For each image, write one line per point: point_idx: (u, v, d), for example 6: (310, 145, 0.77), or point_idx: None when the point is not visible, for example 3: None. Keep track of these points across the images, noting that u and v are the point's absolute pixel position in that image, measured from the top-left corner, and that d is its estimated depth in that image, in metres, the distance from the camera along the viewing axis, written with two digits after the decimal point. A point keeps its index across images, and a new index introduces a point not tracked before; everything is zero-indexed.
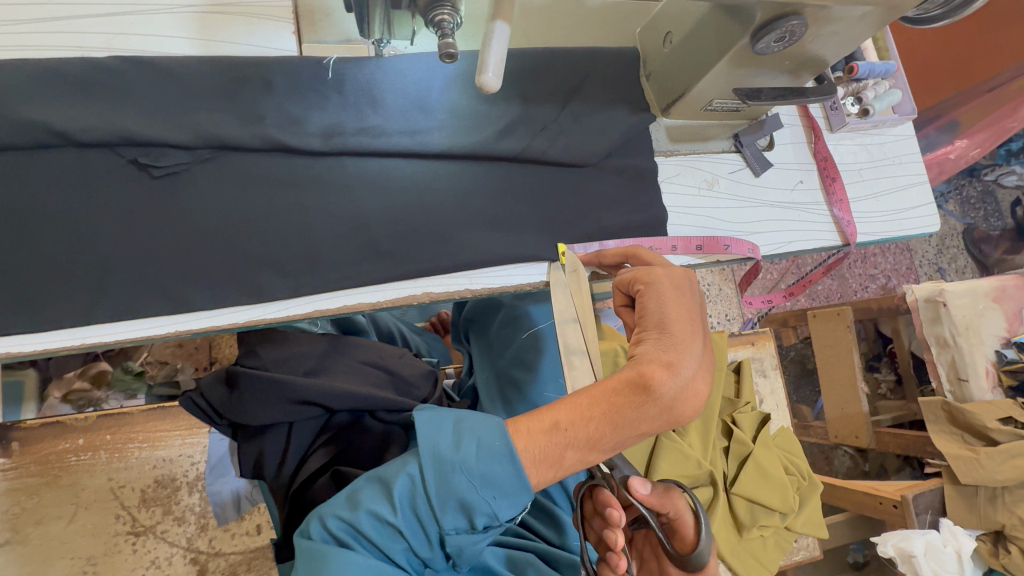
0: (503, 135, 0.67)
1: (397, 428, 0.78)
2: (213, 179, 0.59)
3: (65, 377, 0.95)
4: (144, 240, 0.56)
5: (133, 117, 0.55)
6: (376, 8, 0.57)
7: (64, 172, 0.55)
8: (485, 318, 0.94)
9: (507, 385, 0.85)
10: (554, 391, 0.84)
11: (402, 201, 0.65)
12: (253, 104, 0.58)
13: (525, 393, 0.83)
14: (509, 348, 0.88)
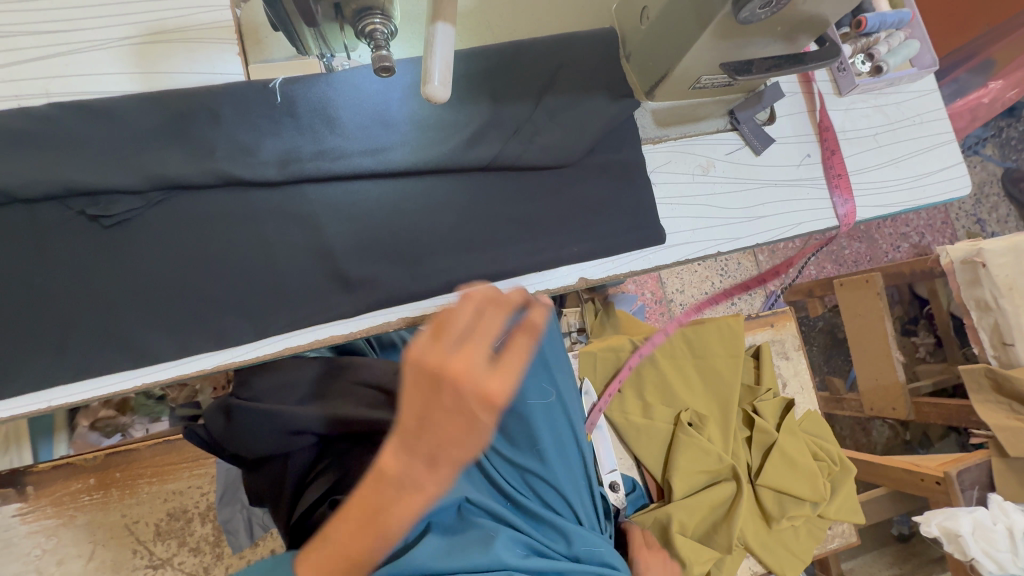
0: (471, 141, 0.62)
1: None
2: (168, 222, 0.56)
3: (89, 406, 0.91)
4: (102, 293, 0.55)
5: (76, 167, 0.53)
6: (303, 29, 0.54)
7: (19, 231, 0.54)
8: None
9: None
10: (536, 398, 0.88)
11: (368, 222, 0.60)
12: (201, 139, 0.56)
13: (508, 403, 0.87)
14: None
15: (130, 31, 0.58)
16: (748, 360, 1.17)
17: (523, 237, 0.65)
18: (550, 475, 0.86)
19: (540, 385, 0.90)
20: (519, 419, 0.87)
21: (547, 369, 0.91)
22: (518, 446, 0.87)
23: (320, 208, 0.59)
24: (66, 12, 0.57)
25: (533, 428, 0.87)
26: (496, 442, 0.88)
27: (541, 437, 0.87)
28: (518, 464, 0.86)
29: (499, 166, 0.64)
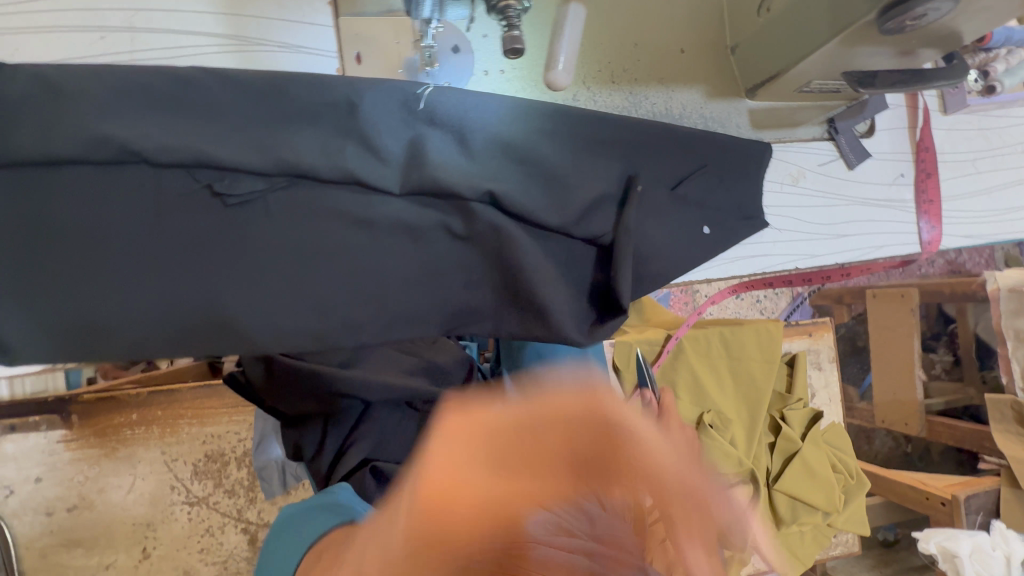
0: (562, 123, 0.59)
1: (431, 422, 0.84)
2: (289, 210, 0.54)
3: None
4: (186, 263, 0.52)
5: (151, 116, 0.49)
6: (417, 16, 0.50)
7: (96, 188, 0.50)
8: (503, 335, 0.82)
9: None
10: None
11: (452, 204, 0.57)
12: (303, 106, 0.52)
13: None
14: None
15: None
16: (782, 367, 1.17)
17: (609, 245, 0.62)
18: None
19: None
20: None
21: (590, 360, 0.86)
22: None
23: (408, 181, 0.56)
24: None
25: None
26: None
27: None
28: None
29: (584, 160, 0.60)
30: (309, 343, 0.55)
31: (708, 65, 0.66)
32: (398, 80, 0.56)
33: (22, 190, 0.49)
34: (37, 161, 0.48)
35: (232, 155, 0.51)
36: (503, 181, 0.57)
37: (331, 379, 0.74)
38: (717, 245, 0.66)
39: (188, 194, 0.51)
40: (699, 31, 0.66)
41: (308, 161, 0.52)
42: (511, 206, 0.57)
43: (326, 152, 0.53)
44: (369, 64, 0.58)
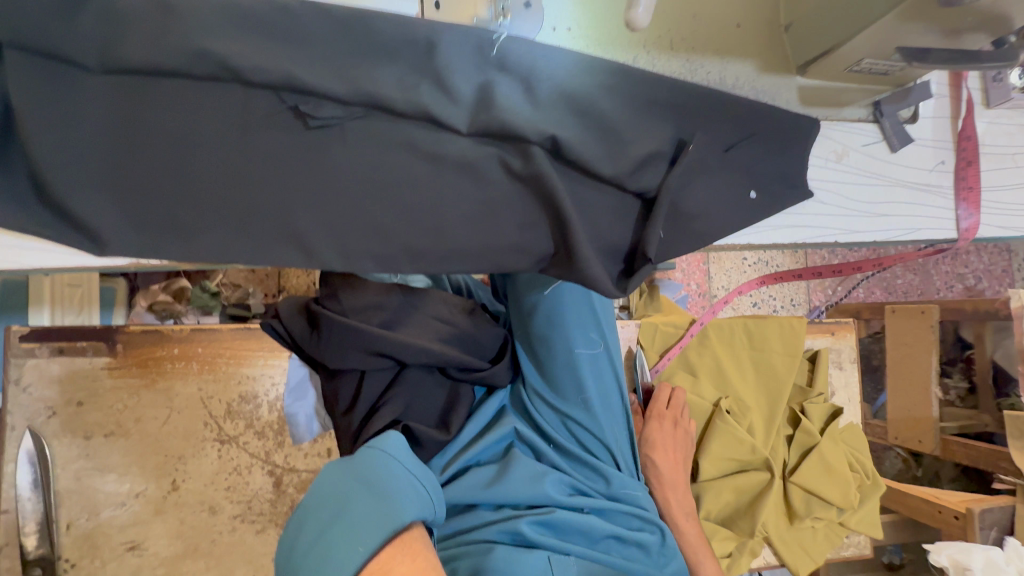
0: (627, 84, 0.62)
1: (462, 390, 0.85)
2: (363, 137, 0.58)
3: (149, 292, 1.20)
4: (266, 179, 0.56)
5: (249, 35, 0.53)
6: None
7: (194, 101, 0.54)
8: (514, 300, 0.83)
9: (540, 346, 0.82)
10: (585, 346, 0.82)
11: (513, 149, 0.60)
12: (384, 36, 0.56)
13: (557, 354, 0.81)
14: (536, 316, 0.80)
15: None
16: (803, 363, 1.18)
17: (653, 201, 0.64)
18: (593, 424, 0.84)
19: (586, 335, 0.82)
20: (565, 369, 0.82)
21: (593, 321, 0.82)
22: (563, 394, 0.83)
23: (474, 121, 0.58)
24: None
25: (580, 377, 0.82)
26: (542, 388, 0.85)
27: (588, 388, 0.82)
28: (559, 410, 0.84)
29: (642, 117, 0.63)
30: (370, 266, 0.58)
31: (761, 42, 0.69)
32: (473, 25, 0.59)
33: (127, 98, 0.53)
34: (144, 69, 0.52)
35: (317, 78, 0.54)
36: (563, 128, 0.60)
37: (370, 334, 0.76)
38: (763, 212, 0.68)
39: (274, 113, 0.55)
40: (755, 8, 0.69)
41: (386, 93, 0.55)
42: (570, 152, 0.60)
43: (402, 86, 0.56)
44: (445, 12, 0.61)
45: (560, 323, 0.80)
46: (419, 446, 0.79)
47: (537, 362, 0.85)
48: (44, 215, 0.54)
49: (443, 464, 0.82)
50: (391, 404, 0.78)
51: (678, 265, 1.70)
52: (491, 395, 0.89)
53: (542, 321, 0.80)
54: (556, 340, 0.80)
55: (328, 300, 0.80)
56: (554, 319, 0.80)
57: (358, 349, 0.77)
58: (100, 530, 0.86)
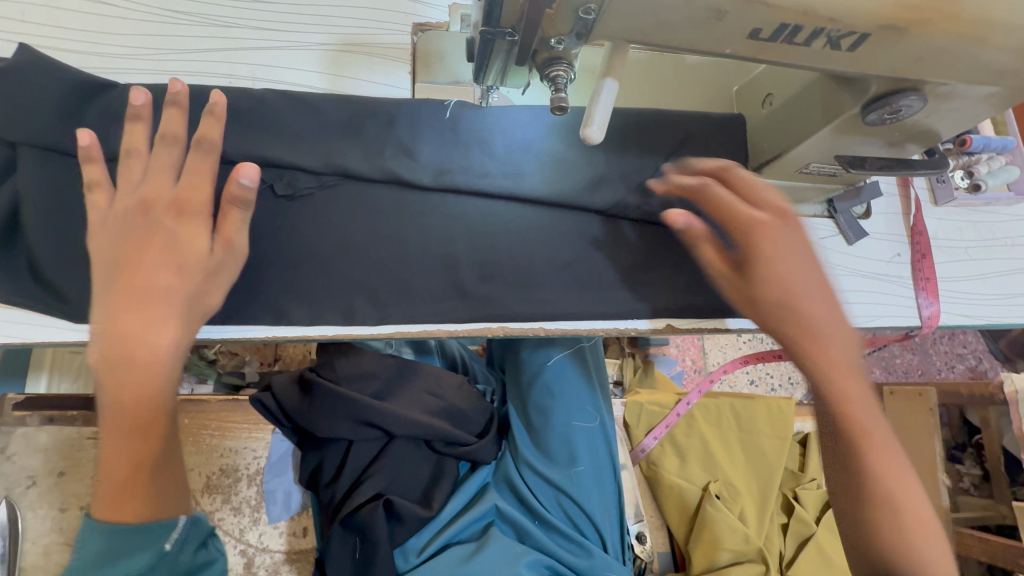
0: (594, 185, 0.68)
1: (447, 462, 0.86)
2: (337, 205, 0.64)
3: None
4: (258, 260, 0.62)
5: (258, 140, 0.61)
6: (495, 65, 0.54)
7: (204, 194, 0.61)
8: (514, 368, 0.88)
9: (535, 414, 0.85)
10: (580, 419, 0.84)
11: (491, 236, 0.67)
12: (375, 138, 0.64)
13: (552, 422, 0.83)
14: (535, 383, 0.84)
15: (327, 41, 0.70)
16: (795, 446, 1.18)
17: (637, 291, 0.70)
18: (584, 501, 0.83)
19: (583, 409, 0.85)
20: (560, 438, 0.83)
21: (589, 392, 0.86)
22: (555, 464, 0.84)
23: (453, 213, 0.66)
24: (287, 22, 0.70)
25: (574, 448, 0.83)
26: (533, 459, 0.84)
27: (580, 458, 0.83)
28: (552, 482, 0.83)
29: (610, 209, 0.69)
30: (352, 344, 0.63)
31: (733, 142, 0.73)
32: (433, 104, 0.66)
33: None
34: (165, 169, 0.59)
35: (294, 157, 0.61)
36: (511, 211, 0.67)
37: (360, 405, 0.78)
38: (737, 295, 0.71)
39: (262, 194, 0.63)
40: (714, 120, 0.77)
41: (354, 166, 0.62)
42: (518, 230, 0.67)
43: (372, 163, 0.63)
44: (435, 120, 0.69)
45: (557, 393, 0.83)
46: (399, 522, 0.78)
47: (530, 430, 0.86)
48: (58, 295, 0.60)
49: (419, 545, 0.81)
50: (375, 476, 0.79)
51: (671, 341, 1.71)
52: (475, 472, 0.89)
53: (540, 390, 0.84)
54: (552, 408, 0.83)
55: (322, 369, 0.83)
56: (554, 386, 0.84)
57: (348, 418, 0.79)
58: None
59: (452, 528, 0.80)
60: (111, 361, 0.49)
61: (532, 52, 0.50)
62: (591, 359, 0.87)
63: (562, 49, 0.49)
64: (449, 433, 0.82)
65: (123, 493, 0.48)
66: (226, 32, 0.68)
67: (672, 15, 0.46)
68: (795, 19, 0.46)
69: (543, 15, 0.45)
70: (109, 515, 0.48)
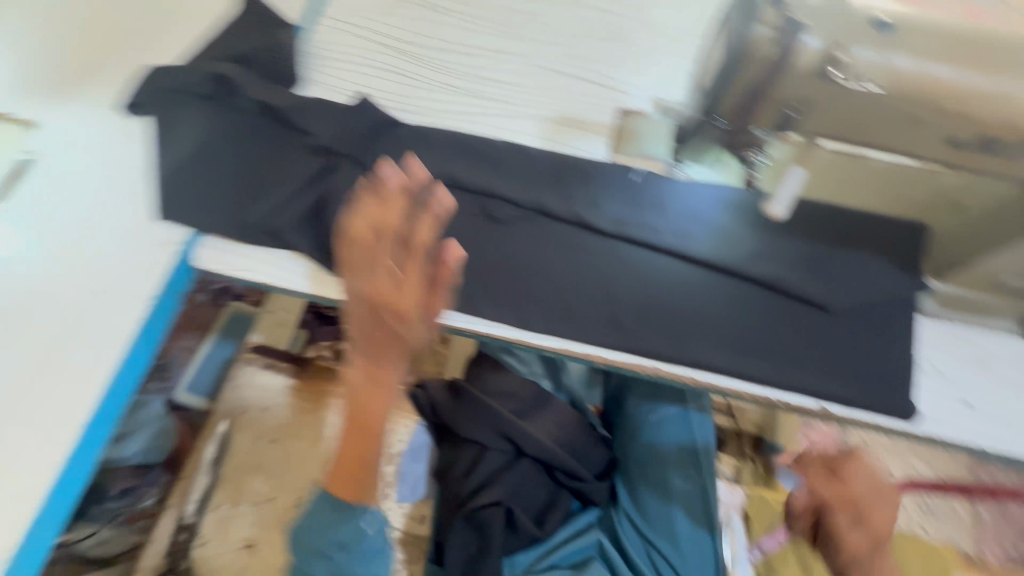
0: (757, 259, 0.75)
1: (562, 492, 0.92)
2: (532, 235, 0.77)
3: None
4: (461, 265, 0.76)
5: (489, 179, 0.78)
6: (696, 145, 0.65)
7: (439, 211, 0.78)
8: (624, 420, 0.97)
9: (636, 464, 0.91)
10: (680, 476, 0.87)
11: (657, 285, 0.74)
12: (574, 190, 0.79)
13: (650, 473, 0.89)
14: (640, 434, 0.93)
15: (548, 113, 0.87)
16: None
17: (793, 363, 0.70)
18: (679, 564, 0.82)
19: (685, 468, 0.88)
20: (657, 492, 0.87)
21: (693, 452, 0.88)
22: (654, 521, 0.86)
23: (625, 260, 0.76)
24: (520, 98, 0.88)
25: (671, 505, 0.85)
26: (632, 510, 0.89)
27: (677, 519, 0.85)
28: (647, 536, 0.86)
29: (777, 284, 0.73)
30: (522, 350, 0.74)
31: (913, 245, 0.76)
32: (624, 169, 0.81)
33: None
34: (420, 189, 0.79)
35: (511, 194, 0.77)
36: (679, 268, 0.75)
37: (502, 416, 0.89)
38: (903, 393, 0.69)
39: (477, 217, 0.78)
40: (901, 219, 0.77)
41: (554, 208, 0.77)
42: (682, 284, 0.74)
43: (568, 208, 0.77)
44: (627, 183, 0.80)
45: (659, 447, 0.90)
46: (514, 532, 0.85)
47: (632, 481, 0.91)
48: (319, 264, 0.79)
49: (526, 562, 0.86)
50: (500, 484, 0.86)
51: None
52: (586, 510, 0.92)
53: (642, 441, 0.92)
54: (651, 461, 0.90)
55: (472, 378, 0.97)
56: (656, 440, 0.91)
57: (490, 425, 0.90)
58: (240, 518, 1.02)
59: (555, 555, 0.85)
60: (365, 343, 0.59)
61: (735, 135, 0.61)
62: (699, 420, 0.90)
63: (760, 135, 0.59)
64: (570, 465, 0.89)
65: (347, 479, 0.66)
66: (473, 99, 0.87)
67: (871, 121, 0.54)
68: (1010, 137, 0.50)
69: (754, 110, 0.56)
70: (336, 488, 0.67)
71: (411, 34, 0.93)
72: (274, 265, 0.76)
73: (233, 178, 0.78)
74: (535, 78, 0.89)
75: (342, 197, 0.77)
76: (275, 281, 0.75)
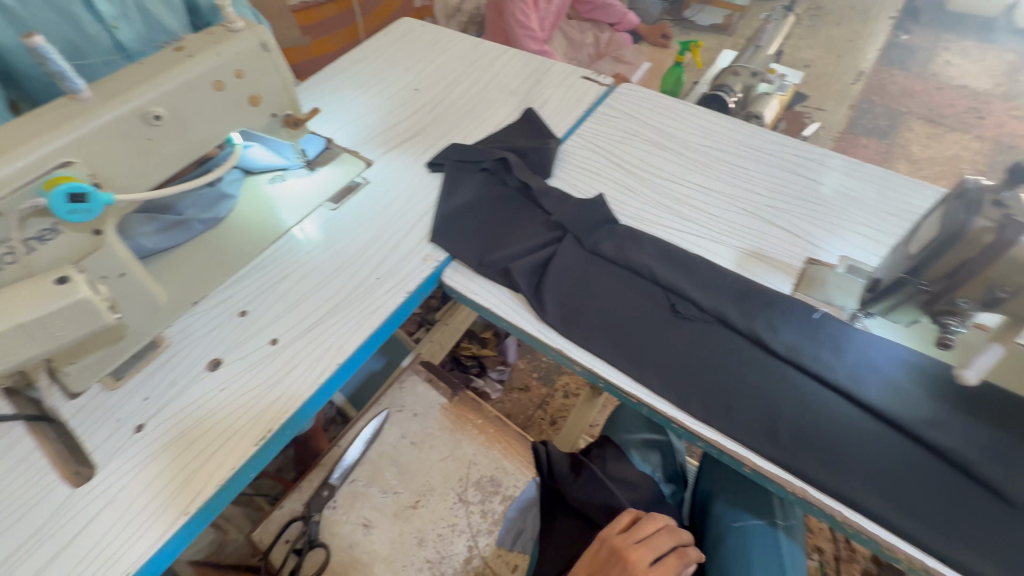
0: (933, 424, 0.76)
1: None
2: (709, 335, 0.89)
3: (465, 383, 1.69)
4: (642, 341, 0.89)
5: (682, 281, 0.94)
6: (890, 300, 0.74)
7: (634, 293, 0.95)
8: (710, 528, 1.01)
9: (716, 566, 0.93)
10: None
11: (820, 414, 0.80)
12: (755, 311, 0.90)
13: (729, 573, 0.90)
14: (722, 539, 0.96)
15: (741, 243, 1.02)
16: None
17: (959, 537, 0.69)
18: None
19: None
20: None
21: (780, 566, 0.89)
22: None
23: (792, 382, 0.83)
24: (720, 226, 1.05)
25: None
26: None
27: None
28: None
29: (951, 454, 0.74)
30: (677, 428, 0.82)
31: None
32: (806, 308, 0.90)
33: (605, 275, 0.97)
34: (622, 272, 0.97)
35: (699, 298, 0.92)
36: (845, 405, 0.80)
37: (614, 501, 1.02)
38: None
39: (664, 307, 0.93)
40: None
41: (735, 319, 0.89)
42: (846, 421, 0.79)
43: (747, 323, 0.88)
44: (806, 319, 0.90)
45: (743, 553, 0.92)
46: None
47: None
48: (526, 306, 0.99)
49: None
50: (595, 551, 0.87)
51: None
52: None
53: (727, 544, 0.95)
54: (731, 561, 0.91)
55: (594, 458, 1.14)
56: (739, 545, 0.93)
57: (601, 503, 1.03)
58: (367, 497, 1.16)
59: None
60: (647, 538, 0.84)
61: (936, 300, 0.69)
62: (787, 542, 0.93)
63: (961, 307, 0.68)
64: None
65: None
66: (680, 218, 1.07)
67: None
68: None
69: (962, 283, 0.65)
70: None
71: (641, 160, 1.18)
72: (499, 298, 0.98)
73: (488, 231, 1.06)
74: (736, 215, 1.07)
75: (563, 262, 0.99)
76: (498, 309, 0.97)
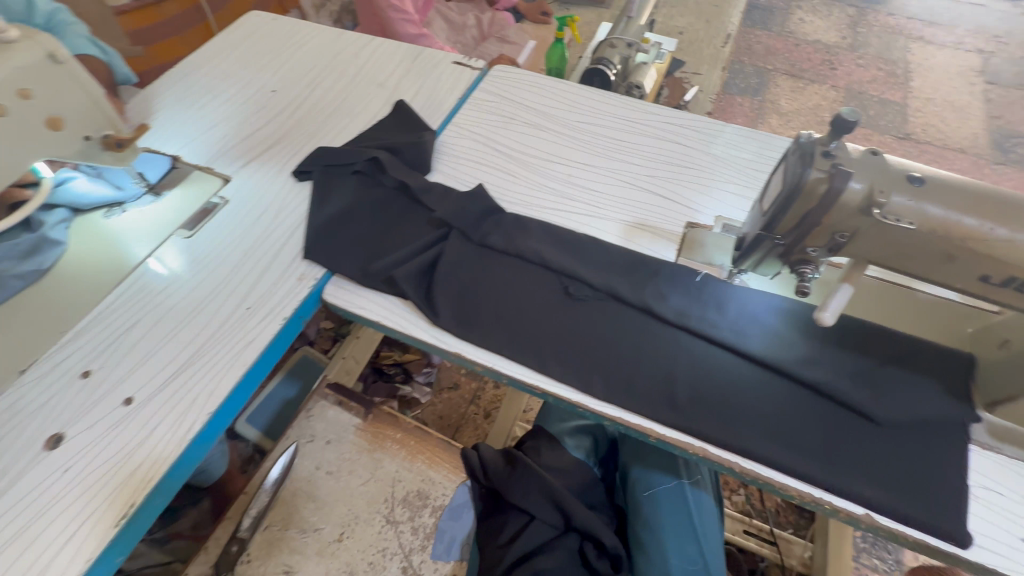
0: (808, 363, 0.82)
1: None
2: (603, 313, 0.89)
3: None
4: (539, 330, 0.88)
5: (570, 262, 0.93)
6: (755, 255, 0.77)
7: (526, 282, 0.93)
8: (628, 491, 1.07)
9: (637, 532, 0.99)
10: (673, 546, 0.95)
11: (711, 372, 0.83)
12: (642, 282, 0.91)
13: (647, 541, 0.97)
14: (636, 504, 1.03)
15: (625, 216, 1.03)
16: None
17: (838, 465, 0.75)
18: None
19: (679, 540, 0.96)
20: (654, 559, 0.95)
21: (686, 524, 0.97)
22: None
23: (683, 346, 0.85)
24: (603, 201, 1.06)
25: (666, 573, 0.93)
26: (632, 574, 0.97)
27: None
28: None
29: (825, 388, 0.79)
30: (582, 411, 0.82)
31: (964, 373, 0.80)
32: (688, 273, 0.93)
33: (495, 268, 0.94)
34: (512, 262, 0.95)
35: (588, 277, 0.91)
36: (731, 360, 0.84)
37: (553, 489, 0.99)
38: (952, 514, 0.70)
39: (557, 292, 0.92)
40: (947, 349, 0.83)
41: (625, 293, 0.89)
42: (734, 375, 0.82)
43: (636, 296, 0.89)
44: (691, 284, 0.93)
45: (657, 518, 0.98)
46: None
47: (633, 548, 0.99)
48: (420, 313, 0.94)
49: None
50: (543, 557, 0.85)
51: None
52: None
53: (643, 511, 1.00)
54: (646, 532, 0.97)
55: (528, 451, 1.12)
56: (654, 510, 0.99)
57: (539, 493, 1.00)
58: (285, 541, 1.07)
59: None
60: None
61: (792, 251, 0.73)
62: (692, 496, 1.00)
63: (812, 254, 0.72)
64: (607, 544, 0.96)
65: None
66: (565, 198, 1.06)
67: (908, 250, 0.67)
68: None
69: (807, 231, 0.69)
70: None
71: (521, 144, 1.16)
72: (390, 310, 0.92)
73: (368, 239, 0.99)
74: (617, 188, 1.08)
75: (451, 260, 0.94)
76: (389, 321, 0.90)
